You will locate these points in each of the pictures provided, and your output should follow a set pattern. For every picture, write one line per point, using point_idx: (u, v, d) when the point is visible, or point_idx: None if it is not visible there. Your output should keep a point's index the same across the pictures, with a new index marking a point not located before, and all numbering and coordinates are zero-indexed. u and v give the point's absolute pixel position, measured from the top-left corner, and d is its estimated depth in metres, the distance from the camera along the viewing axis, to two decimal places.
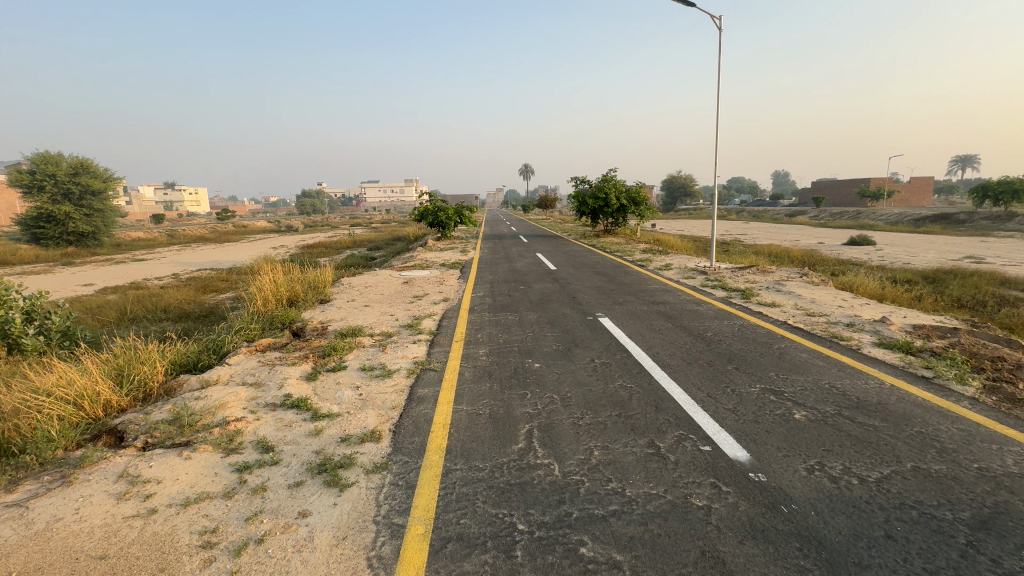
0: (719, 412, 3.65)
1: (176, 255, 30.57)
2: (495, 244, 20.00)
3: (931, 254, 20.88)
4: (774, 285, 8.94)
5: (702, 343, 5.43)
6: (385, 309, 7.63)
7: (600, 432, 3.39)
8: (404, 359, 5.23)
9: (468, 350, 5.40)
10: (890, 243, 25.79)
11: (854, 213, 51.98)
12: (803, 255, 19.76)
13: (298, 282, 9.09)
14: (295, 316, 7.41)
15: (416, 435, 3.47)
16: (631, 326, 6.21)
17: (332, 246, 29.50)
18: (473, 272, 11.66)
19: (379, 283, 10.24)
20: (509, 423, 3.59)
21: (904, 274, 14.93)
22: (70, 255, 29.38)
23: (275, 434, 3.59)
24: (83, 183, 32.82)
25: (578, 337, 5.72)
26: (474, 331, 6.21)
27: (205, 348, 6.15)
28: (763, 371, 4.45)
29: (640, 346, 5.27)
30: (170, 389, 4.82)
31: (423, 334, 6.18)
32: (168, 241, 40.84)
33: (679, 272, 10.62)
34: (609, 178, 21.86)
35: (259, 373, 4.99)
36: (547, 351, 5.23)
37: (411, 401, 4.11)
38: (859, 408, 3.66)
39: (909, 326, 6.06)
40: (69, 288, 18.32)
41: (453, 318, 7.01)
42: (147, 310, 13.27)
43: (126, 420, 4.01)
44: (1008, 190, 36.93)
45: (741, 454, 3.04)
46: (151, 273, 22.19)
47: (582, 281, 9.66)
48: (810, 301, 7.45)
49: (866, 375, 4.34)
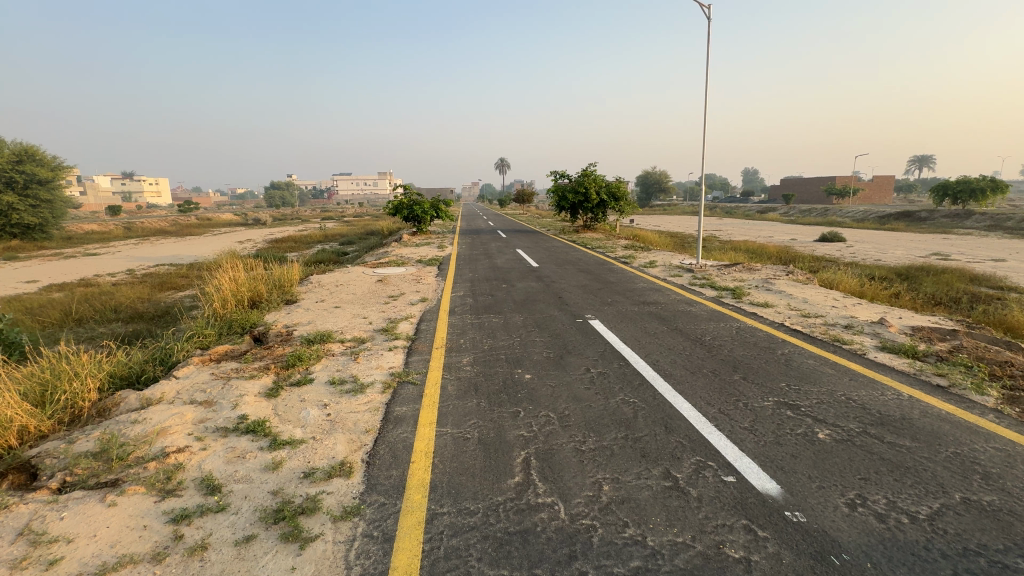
0: (735, 432, 3.26)
1: (134, 249, 28.89)
2: (474, 240, 19.43)
3: (900, 251, 21.35)
4: (763, 283, 8.73)
5: (702, 348, 5.07)
6: (357, 311, 7.02)
7: (607, 460, 2.95)
8: (379, 371, 4.68)
9: (450, 359, 4.90)
10: (860, 240, 26.38)
11: (822, 211, 53.32)
12: (779, 252, 19.93)
13: (261, 281, 8.37)
14: (256, 320, 6.72)
15: (394, 468, 2.97)
16: (624, 329, 5.80)
17: (302, 240, 28.32)
18: (451, 269, 11.11)
19: (351, 281, 9.60)
20: (502, 451, 3.12)
21: (879, 271, 15.08)
22: (15, 250, 27.37)
23: (223, 470, 3.01)
24: (29, 172, 30.61)
25: (569, 343, 5.27)
26: (456, 337, 5.70)
27: (151, 359, 5.44)
28: (773, 381, 4.11)
29: (637, 353, 4.87)
30: (103, 409, 4.15)
31: (400, 340, 5.64)
32: (124, 234, 38.63)
33: (665, 270, 10.34)
34: (589, 173, 21.53)
35: (211, 389, 4.36)
36: (537, 360, 4.78)
37: (387, 423, 3.59)
38: (883, 425, 3.34)
39: (907, 328, 5.87)
40: (9, 286, 16.88)
41: (433, 321, 6.47)
42: (96, 311, 12.22)
43: (44, 452, 3.36)
44: (967, 190, 38.42)
45: (772, 487, 2.64)
46: (104, 269, 20.74)
47: (567, 279, 9.24)
48: (804, 301, 7.22)
49: (881, 385, 4.04)
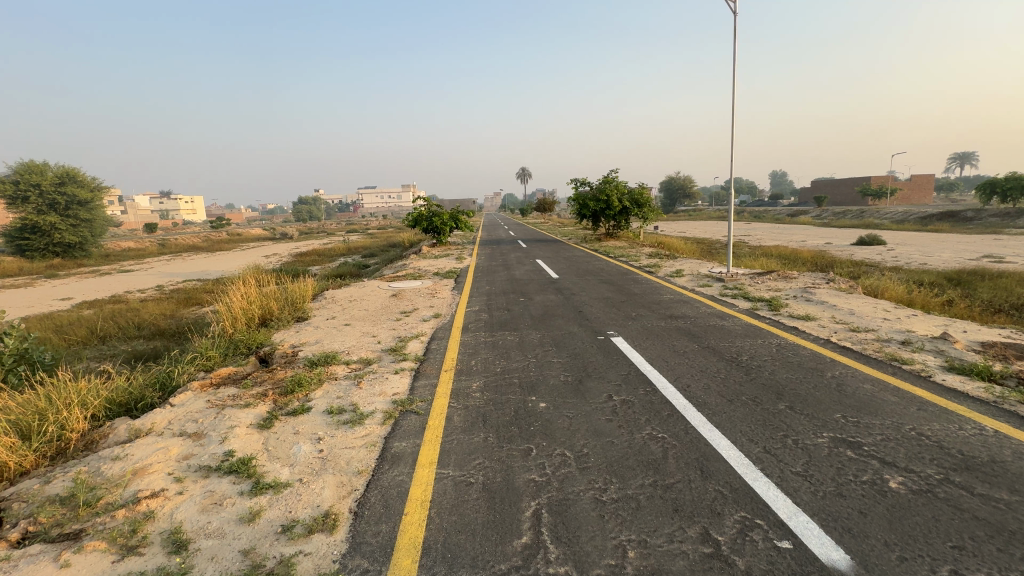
0: (786, 479, 2.75)
1: (165, 265, 29.73)
2: (493, 250, 19.14)
3: (946, 254, 20.07)
4: (802, 293, 8.07)
5: (738, 369, 4.54)
6: (367, 330, 6.73)
7: (633, 516, 2.48)
8: (382, 398, 4.32)
9: (459, 384, 4.51)
10: (900, 243, 25.01)
11: (857, 213, 51.12)
12: (814, 257, 18.96)
13: (273, 297, 8.20)
14: (263, 340, 6.47)
15: (383, 521, 2.58)
16: (650, 348, 5.30)
17: (325, 254, 28.58)
18: (468, 282, 10.77)
19: (364, 296, 9.37)
20: (509, 500, 2.69)
21: (926, 276, 14.07)
22: (56, 268, 28.55)
23: (195, 521, 2.67)
24: (69, 193, 31.89)
25: (589, 365, 4.81)
26: (467, 357, 5.30)
27: (151, 384, 5.22)
28: (827, 413, 3.55)
29: (665, 377, 4.36)
30: (91, 442, 3.89)
31: (407, 362, 5.29)
32: (158, 251, 39.92)
33: (693, 280, 9.75)
34: (610, 179, 21.05)
35: (203, 420, 4.07)
36: (554, 385, 4.33)
37: (383, 462, 3.21)
38: (969, 471, 2.76)
39: (976, 344, 5.18)
40: (44, 304, 17.42)
41: (444, 340, 6.10)
42: (120, 328, 12.35)
43: (16, 493, 3.10)
44: (1016, 187, 36.17)
45: (839, 558, 2.12)
46: (135, 286, 21.27)
47: (588, 291, 8.77)
48: (850, 313, 6.56)
49: (958, 418, 3.44)
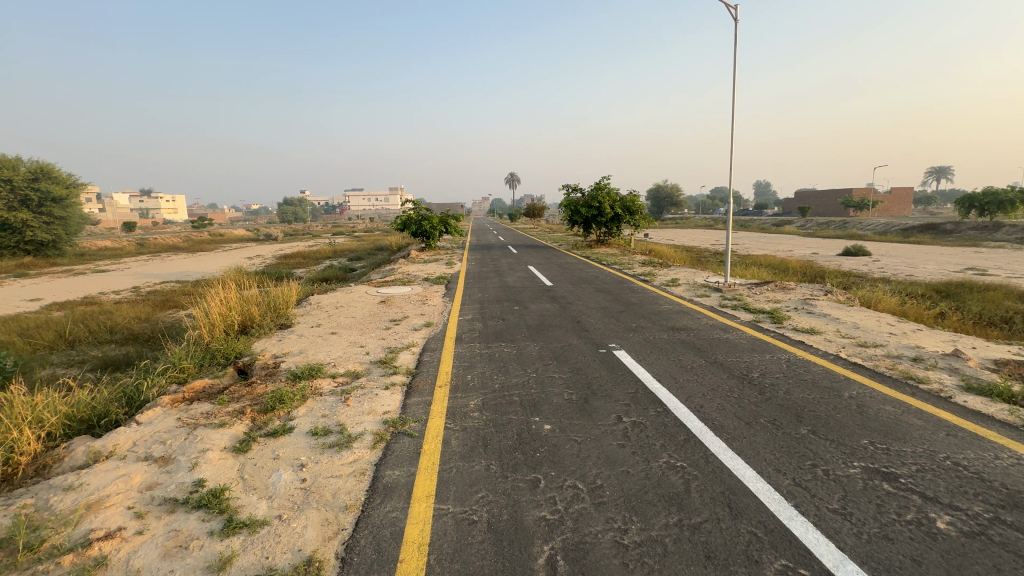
0: (824, 518, 2.48)
1: (144, 265, 28.79)
2: (483, 256, 18.81)
3: (931, 266, 20.34)
4: (803, 304, 7.92)
5: (751, 388, 4.29)
6: (354, 339, 6.35)
7: (661, 565, 2.19)
8: (372, 417, 3.96)
9: (456, 402, 4.19)
10: (885, 254, 25.34)
11: (840, 224, 52.03)
12: (804, 267, 18.99)
13: (255, 303, 7.76)
14: (242, 349, 6.06)
15: (375, 571, 2.24)
16: (656, 363, 5.04)
17: (310, 256, 27.88)
18: (460, 288, 10.45)
19: (352, 302, 8.99)
20: (519, 544, 2.37)
21: (915, 288, 14.14)
22: (27, 267, 27.43)
23: (155, 571, 2.30)
24: (43, 189, 30.73)
25: (594, 381, 4.52)
26: (462, 372, 4.97)
27: (117, 398, 4.78)
28: (853, 439, 3.31)
29: (676, 396, 4.09)
30: (43, 467, 3.47)
31: (398, 376, 4.94)
32: (136, 250, 38.75)
33: (690, 289, 9.57)
34: (603, 186, 20.95)
35: (172, 442, 3.67)
36: (558, 404, 4.03)
37: (373, 495, 2.86)
38: (1020, 509, 2.53)
39: (989, 362, 5.02)
40: (11, 305, 16.60)
41: (437, 351, 5.76)
42: (91, 332, 11.74)
43: None
44: (994, 201, 37.07)
45: None
46: (109, 287, 20.43)
47: (585, 300, 8.51)
48: (855, 327, 6.38)
49: (991, 445, 3.22)
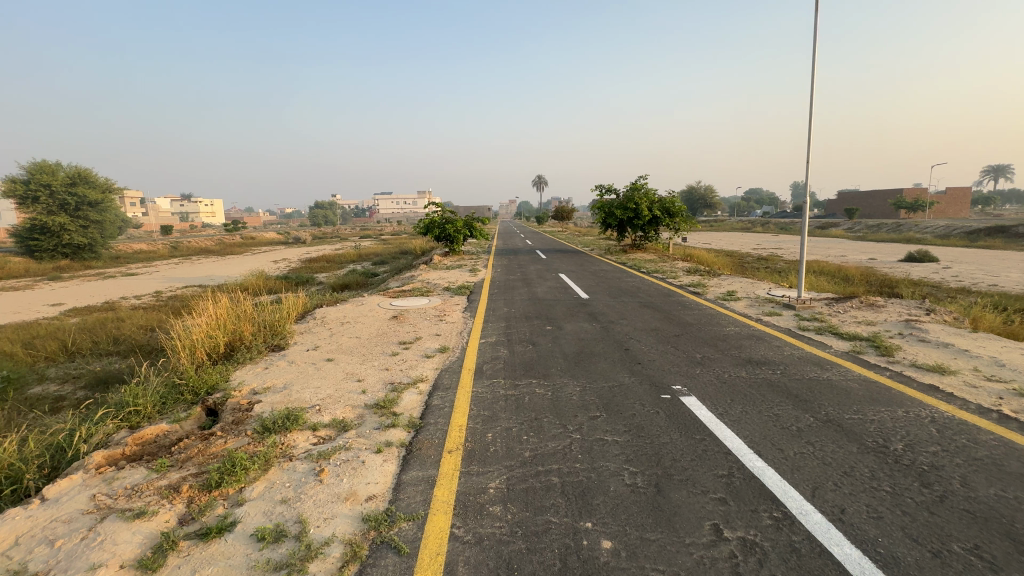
0: None
1: (174, 268, 28.89)
2: (510, 262, 17.60)
3: (1015, 274, 17.96)
4: (908, 329, 6.32)
5: (905, 475, 2.89)
6: (352, 370, 5.20)
7: None
8: (348, 508, 2.76)
9: (471, 484, 2.94)
10: (954, 259, 22.80)
11: (893, 226, 48.51)
12: (868, 275, 16.93)
13: (247, 318, 6.73)
14: (217, 381, 4.99)
15: None
16: (745, 420, 3.67)
17: (333, 261, 27.17)
18: (483, 301, 9.25)
19: (360, 317, 7.90)
20: None
21: (1012, 301, 12.11)
22: (63, 270, 27.86)
23: None
24: (80, 194, 31.19)
25: (665, 452, 3.20)
26: (480, 427, 3.73)
27: (44, 452, 3.72)
28: None
29: (798, 488, 2.75)
30: None
31: (396, 432, 3.73)
32: (170, 253, 39.31)
33: (753, 305, 8.10)
34: (639, 186, 19.51)
35: (64, 543, 2.55)
36: (619, 497, 2.73)
37: None
38: None
39: None
40: (33, 310, 16.41)
41: (450, 392, 4.52)
42: (96, 342, 11.09)
43: None
44: None
45: None
46: (132, 291, 20.09)
47: (630, 319, 7.15)
48: (1000, 366, 4.80)
49: None
